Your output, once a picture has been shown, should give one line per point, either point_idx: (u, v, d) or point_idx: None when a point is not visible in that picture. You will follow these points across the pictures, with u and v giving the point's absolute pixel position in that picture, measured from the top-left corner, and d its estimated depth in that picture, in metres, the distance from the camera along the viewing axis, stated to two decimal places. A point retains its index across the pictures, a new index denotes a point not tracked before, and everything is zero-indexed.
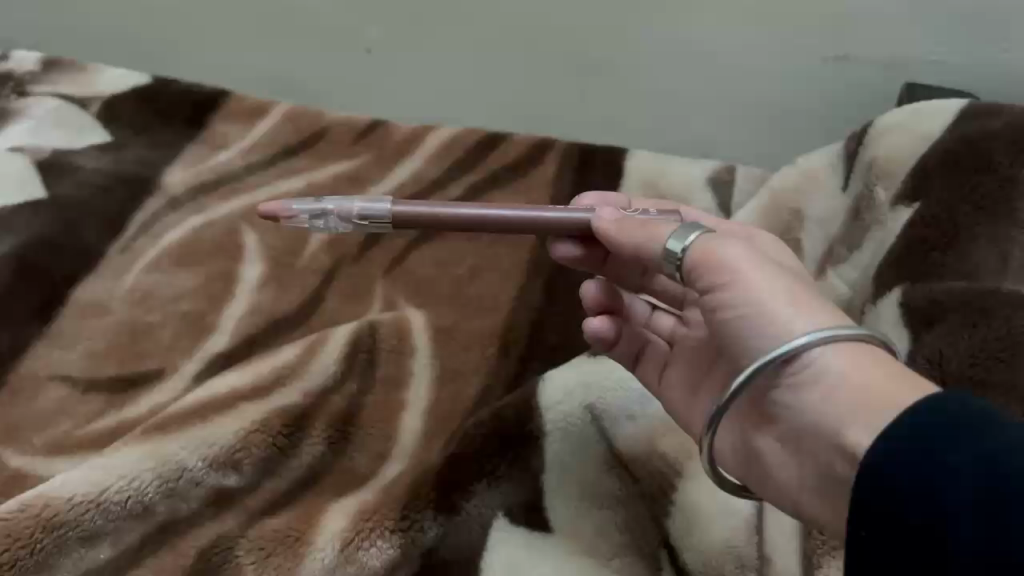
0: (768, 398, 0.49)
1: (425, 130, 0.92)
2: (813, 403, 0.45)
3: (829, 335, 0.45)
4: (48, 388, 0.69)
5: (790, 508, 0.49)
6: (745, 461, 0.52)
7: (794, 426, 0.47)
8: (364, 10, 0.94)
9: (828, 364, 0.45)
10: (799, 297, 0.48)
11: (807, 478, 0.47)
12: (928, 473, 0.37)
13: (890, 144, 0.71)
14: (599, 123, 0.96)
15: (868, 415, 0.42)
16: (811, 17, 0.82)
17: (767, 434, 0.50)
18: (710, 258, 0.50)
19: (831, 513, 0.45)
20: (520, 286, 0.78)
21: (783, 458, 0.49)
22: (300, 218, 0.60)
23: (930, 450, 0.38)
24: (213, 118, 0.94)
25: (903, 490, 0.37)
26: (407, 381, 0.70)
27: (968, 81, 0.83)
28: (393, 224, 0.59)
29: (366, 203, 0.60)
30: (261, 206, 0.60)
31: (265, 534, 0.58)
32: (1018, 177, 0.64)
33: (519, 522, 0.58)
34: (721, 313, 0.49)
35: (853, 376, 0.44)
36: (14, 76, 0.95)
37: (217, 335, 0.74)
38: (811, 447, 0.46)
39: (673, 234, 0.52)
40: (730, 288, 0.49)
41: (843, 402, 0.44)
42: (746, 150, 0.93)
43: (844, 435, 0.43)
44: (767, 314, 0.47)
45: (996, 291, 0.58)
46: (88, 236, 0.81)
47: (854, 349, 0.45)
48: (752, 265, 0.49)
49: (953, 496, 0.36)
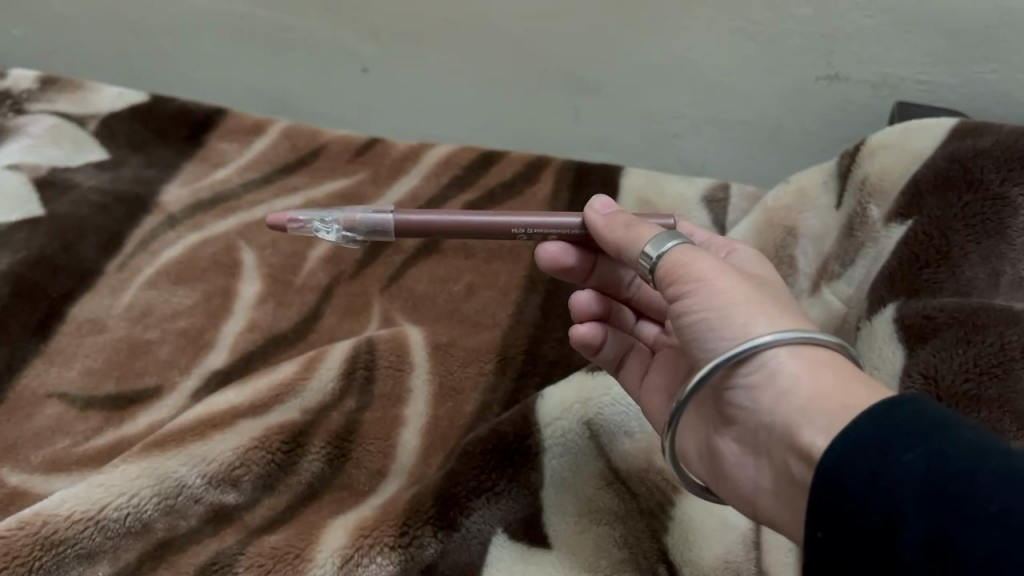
0: (727, 400, 0.49)
1: (422, 148, 0.93)
2: (768, 402, 0.46)
3: (784, 337, 0.46)
4: (46, 405, 0.69)
5: (749, 509, 0.49)
6: (709, 464, 0.53)
7: (752, 425, 0.48)
8: (359, 29, 0.95)
9: (781, 366, 0.46)
10: (762, 305, 0.49)
11: (765, 478, 0.47)
12: (879, 472, 0.36)
13: (882, 163, 0.73)
14: (595, 142, 0.98)
15: (825, 416, 0.42)
16: (802, 38, 0.83)
17: (727, 434, 0.51)
18: (681, 265, 0.51)
19: (789, 517, 0.45)
20: (518, 303, 0.79)
21: (741, 459, 0.49)
22: (307, 227, 0.63)
23: (883, 448, 0.37)
24: (210, 136, 0.94)
25: (855, 491, 0.37)
26: (406, 397, 0.70)
27: (958, 100, 0.84)
28: (394, 236, 0.63)
29: (366, 212, 0.62)
30: (268, 216, 0.63)
31: (264, 550, 0.57)
32: (1009, 196, 0.65)
33: (519, 537, 0.59)
34: (683, 315, 0.50)
35: (808, 378, 0.45)
36: (12, 94, 0.96)
37: (216, 352, 0.74)
38: (766, 447, 0.47)
39: (650, 240, 0.53)
40: (695, 293, 0.49)
41: (797, 402, 0.44)
42: (737, 165, 0.95)
43: (798, 435, 0.43)
44: (726, 317, 0.48)
45: (988, 308, 0.59)
46: (86, 253, 0.81)
47: (810, 353, 0.46)
48: (719, 272, 0.50)
49: (904, 495, 0.35)
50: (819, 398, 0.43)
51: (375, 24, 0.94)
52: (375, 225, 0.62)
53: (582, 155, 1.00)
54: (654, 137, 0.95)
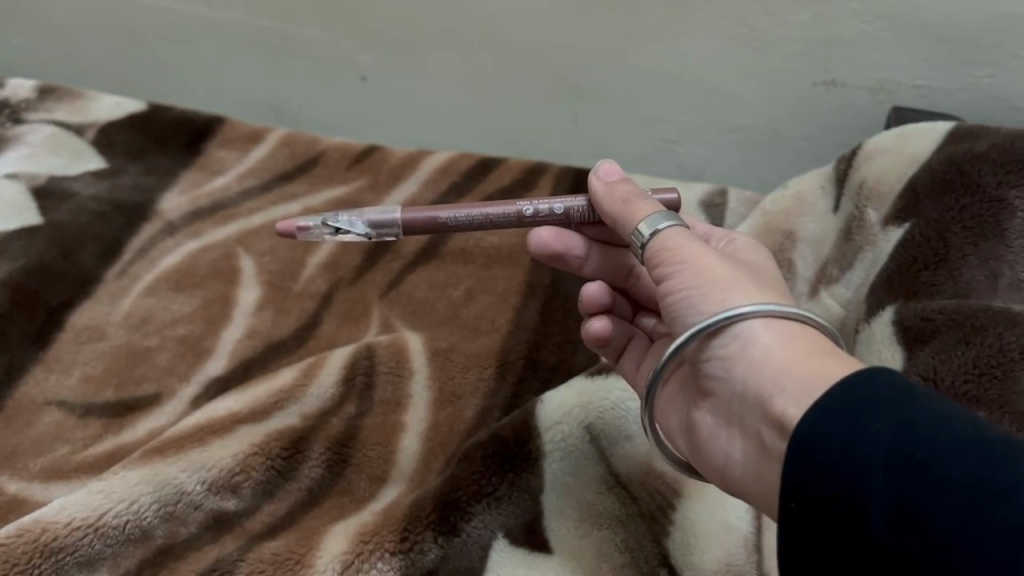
0: (703, 372, 0.49)
1: (421, 154, 0.93)
2: (740, 372, 0.46)
3: (761, 309, 0.46)
4: (45, 413, 0.69)
5: (722, 480, 0.49)
6: (687, 439, 0.53)
7: (725, 396, 0.48)
8: (356, 37, 0.95)
9: (756, 337, 0.46)
10: (743, 282, 0.49)
11: (736, 448, 0.47)
12: (848, 440, 0.37)
13: (879, 166, 0.73)
14: (592, 149, 0.98)
15: (796, 385, 0.42)
16: (796, 43, 0.84)
17: (704, 407, 0.51)
18: (669, 245, 0.51)
19: (760, 488, 0.45)
20: (517, 308, 0.78)
21: (715, 431, 0.49)
22: (313, 231, 0.63)
23: (853, 417, 0.37)
24: (208, 144, 0.94)
25: (827, 460, 0.37)
26: (406, 403, 0.70)
27: (954, 105, 0.84)
28: (404, 232, 0.63)
29: (377, 213, 0.63)
30: (278, 223, 0.63)
31: (265, 556, 0.56)
32: (1006, 198, 0.65)
33: (520, 542, 0.58)
34: (667, 292, 0.51)
35: (781, 349, 0.45)
36: (10, 103, 0.96)
37: (214, 359, 0.74)
38: (738, 415, 0.47)
39: (645, 219, 0.53)
40: (679, 272, 0.50)
41: (769, 370, 0.44)
42: (734, 171, 0.96)
43: (771, 403, 0.43)
44: (707, 291, 0.49)
45: (987, 310, 0.59)
46: (85, 261, 0.81)
47: (784, 327, 0.46)
48: (703, 254, 0.50)
49: (872, 463, 0.35)
50: (790, 369, 0.43)
51: (373, 33, 0.95)
52: (383, 219, 0.63)
53: (579, 161, 1.00)
54: (651, 143, 0.96)
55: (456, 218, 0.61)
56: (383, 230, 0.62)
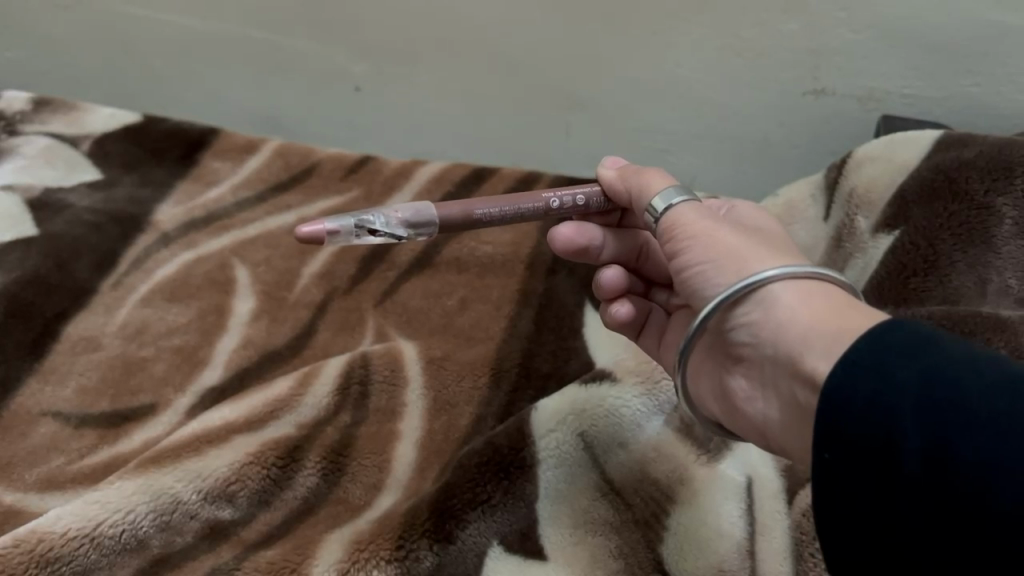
0: (732, 338, 0.50)
1: (415, 165, 0.93)
2: (769, 335, 0.46)
3: (784, 271, 0.47)
4: (40, 424, 0.69)
5: (764, 440, 0.50)
6: (722, 403, 0.53)
7: (757, 359, 0.48)
8: (349, 49, 0.96)
9: (778, 298, 0.47)
10: (757, 249, 0.50)
11: (773, 408, 0.48)
12: (878, 388, 0.37)
13: (868, 173, 0.74)
14: (586, 158, 0.98)
15: (824, 339, 0.42)
16: (786, 53, 0.85)
17: (735, 373, 0.51)
18: (682, 220, 0.53)
19: (799, 447, 0.46)
20: (511, 317, 0.79)
21: (751, 394, 0.50)
22: (344, 236, 0.55)
23: (880, 366, 0.38)
24: (203, 155, 0.95)
25: (855, 411, 0.37)
26: (401, 412, 0.70)
27: (942, 114, 0.85)
28: (440, 229, 0.59)
29: (409, 211, 0.58)
30: (299, 230, 0.53)
31: (262, 564, 0.57)
32: (994, 205, 0.66)
33: (514, 550, 0.59)
34: (686, 265, 0.52)
35: (804, 310, 0.45)
36: (5, 115, 0.96)
37: (209, 368, 0.74)
38: (772, 376, 0.47)
39: (658, 195, 0.55)
40: (694, 246, 0.51)
41: (798, 328, 0.45)
42: (725, 180, 0.96)
43: (803, 362, 0.44)
44: (723, 264, 0.50)
45: (976, 315, 0.59)
46: (80, 272, 0.81)
47: (805, 285, 0.47)
48: (716, 228, 0.52)
49: (902, 407, 0.36)
50: (816, 326, 0.44)
51: (365, 43, 0.95)
52: (419, 217, 0.58)
53: (573, 171, 1.00)
54: (644, 152, 0.96)
55: (489, 214, 0.60)
56: (422, 228, 0.58)
